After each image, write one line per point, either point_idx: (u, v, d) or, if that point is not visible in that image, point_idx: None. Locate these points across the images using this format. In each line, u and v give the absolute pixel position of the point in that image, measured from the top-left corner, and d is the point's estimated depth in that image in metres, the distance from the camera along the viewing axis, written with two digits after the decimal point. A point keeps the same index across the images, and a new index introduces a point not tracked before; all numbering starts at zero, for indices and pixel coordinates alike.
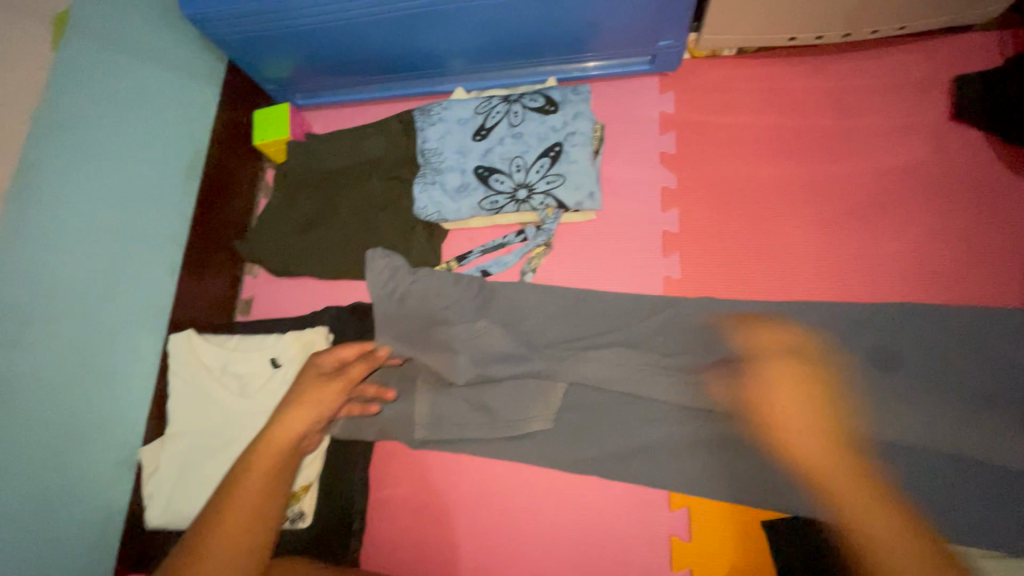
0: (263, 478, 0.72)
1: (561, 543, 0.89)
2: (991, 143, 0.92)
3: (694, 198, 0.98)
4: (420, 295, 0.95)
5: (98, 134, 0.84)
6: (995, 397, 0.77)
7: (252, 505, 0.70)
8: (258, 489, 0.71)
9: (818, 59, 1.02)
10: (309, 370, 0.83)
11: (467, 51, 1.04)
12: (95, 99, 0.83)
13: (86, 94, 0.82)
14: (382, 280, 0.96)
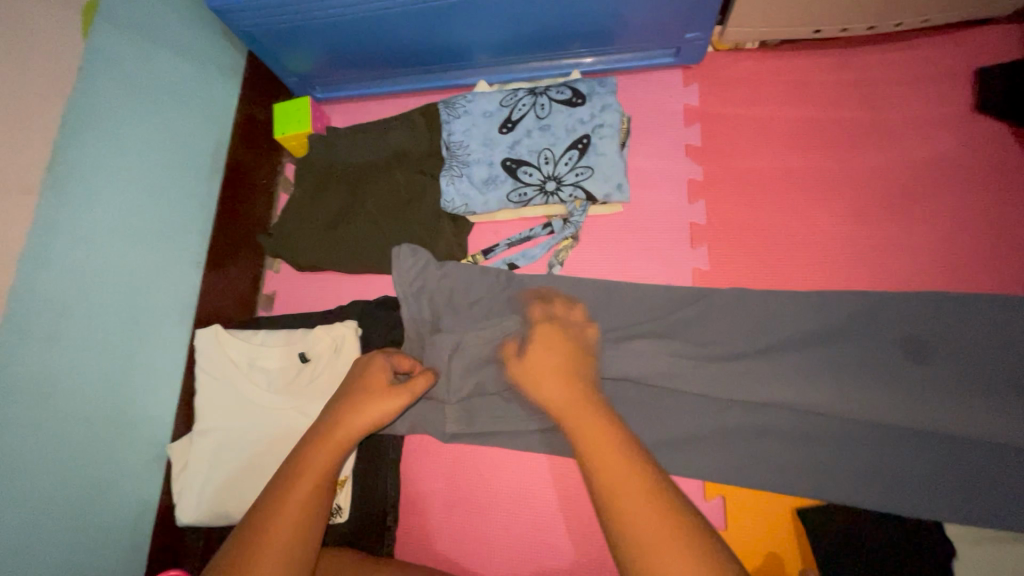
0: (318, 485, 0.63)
1: (595, 534, 0.89)
2: (1014, 134, 0.93)
3: (721, 190, 0.99)
4: (445, 289, 0.95)
5: (125, 126, 0.82)
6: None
7: (302, 514, 0.60)
8: (310, 497, 0.62)
9: (841, 51, 1.03)
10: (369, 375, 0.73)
11: (492, 44, 1.04)
12: (123, 90, 0.82)
13: (115, 86, 0.81)
14: (408, 274, 0.96)
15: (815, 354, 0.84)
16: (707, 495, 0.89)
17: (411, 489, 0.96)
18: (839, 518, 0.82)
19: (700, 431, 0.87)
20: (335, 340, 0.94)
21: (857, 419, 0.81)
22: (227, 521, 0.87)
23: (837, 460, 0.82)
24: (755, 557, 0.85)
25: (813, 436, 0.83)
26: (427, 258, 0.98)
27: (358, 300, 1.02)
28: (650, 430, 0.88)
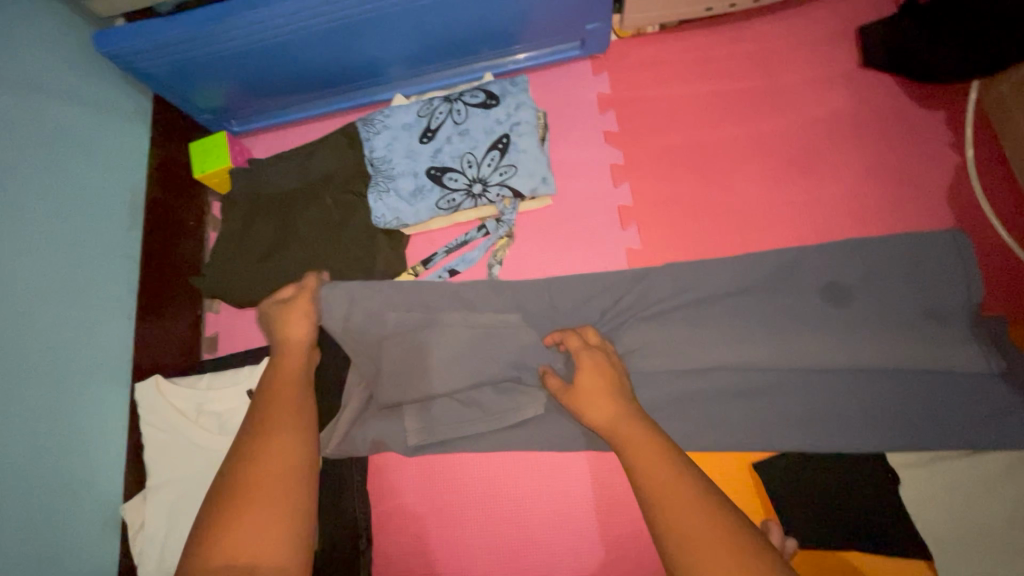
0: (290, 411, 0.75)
1: (569, 519, 0.91)
2: (899, 83, 1.00)
3: (641, 170, 1.02)
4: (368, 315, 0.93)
5: (29, 186, 0.79)
6: (941, 312, 0.83)
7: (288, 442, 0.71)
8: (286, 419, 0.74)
9: (735, 25, 1.08)
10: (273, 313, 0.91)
11: (403, 57, 1.05)
12: (23, 148, 0.79)
13: (14, 145, 0.78)
14: (340, 313, 0.93)
15: (749, 315, 0.88)
16: None
17: (382, 509, 0.96)
18: (794, 463, 0.85)
19: (655, 405, 0.89)
20: None
21: (795, 369, 0.85)
22: None
23: (782, 411, 0.85)
24: None
25: (760, 393, 0.87)
26: (340, 291, 0.93)
27: None
28: None
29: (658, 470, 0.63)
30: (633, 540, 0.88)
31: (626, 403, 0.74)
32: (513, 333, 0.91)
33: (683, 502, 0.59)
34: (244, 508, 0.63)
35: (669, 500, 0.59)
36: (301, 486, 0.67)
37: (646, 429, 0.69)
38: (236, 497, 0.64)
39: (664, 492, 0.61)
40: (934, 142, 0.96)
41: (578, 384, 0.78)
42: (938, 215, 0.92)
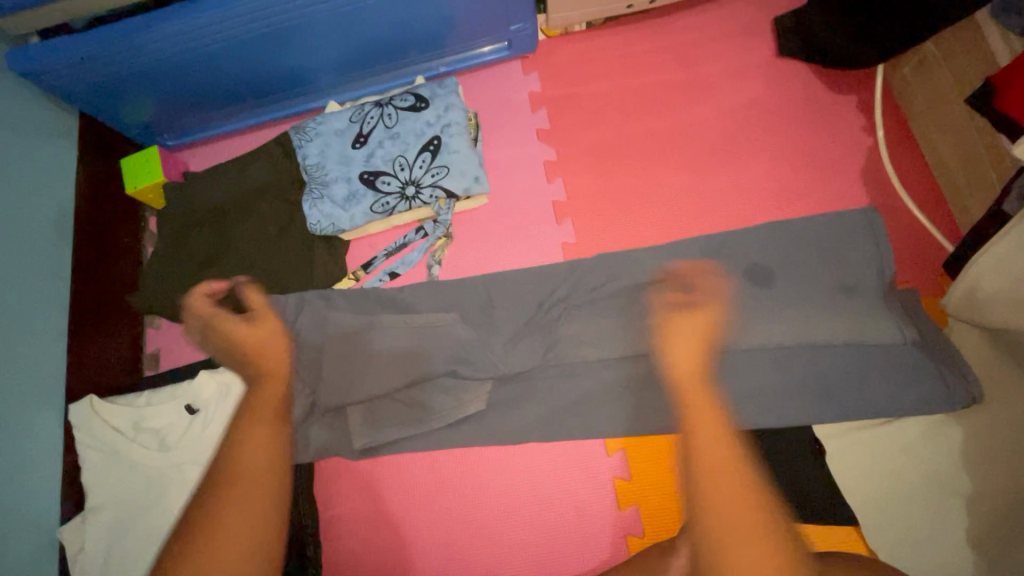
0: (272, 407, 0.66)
1: (516, 513, 0.90)
2: (813, 70, 1.04)
3: (573, 165, 1.04)
4: (321, 319, 0.96)
5: None
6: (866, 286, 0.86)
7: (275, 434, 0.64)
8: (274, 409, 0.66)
9: (657, 20, 1.11)
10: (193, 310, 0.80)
11: (333, 64, 1.06)
12: None
13: None
14: (285, 314, 0.97)
15: (681, 300, 0.90)
16: (609, 449, 0.91)
17: (330, 515, 0.95)
18: None
19: (594, 394, 0.91)
20: (222, 385, 0.91)
21: (725, 350, 0.88)
22: None
23: (715, 391, 0.88)
24: (664, 497, 0.88)
25: None
26: (286, 296, 0.98)
27: None
28: (548, 403, 0.91)
29: (727, 477, 0.70)
30: (579, 528, 0.89)
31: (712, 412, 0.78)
32: (451, 331, 0.93)
33: (743, 514, 0.68)
34: (227, 498, 0.58)
35: (722, 509, 0.68)
36: (270, 499, 0.59)
37: (723, 432, 0.75)
38: (224, 485, 0.59)
39: (718, 499, 0.69)
40: (848, 125, 1.00)
41: (672, 353, 0.84)
42: (854, 194, 0.96)
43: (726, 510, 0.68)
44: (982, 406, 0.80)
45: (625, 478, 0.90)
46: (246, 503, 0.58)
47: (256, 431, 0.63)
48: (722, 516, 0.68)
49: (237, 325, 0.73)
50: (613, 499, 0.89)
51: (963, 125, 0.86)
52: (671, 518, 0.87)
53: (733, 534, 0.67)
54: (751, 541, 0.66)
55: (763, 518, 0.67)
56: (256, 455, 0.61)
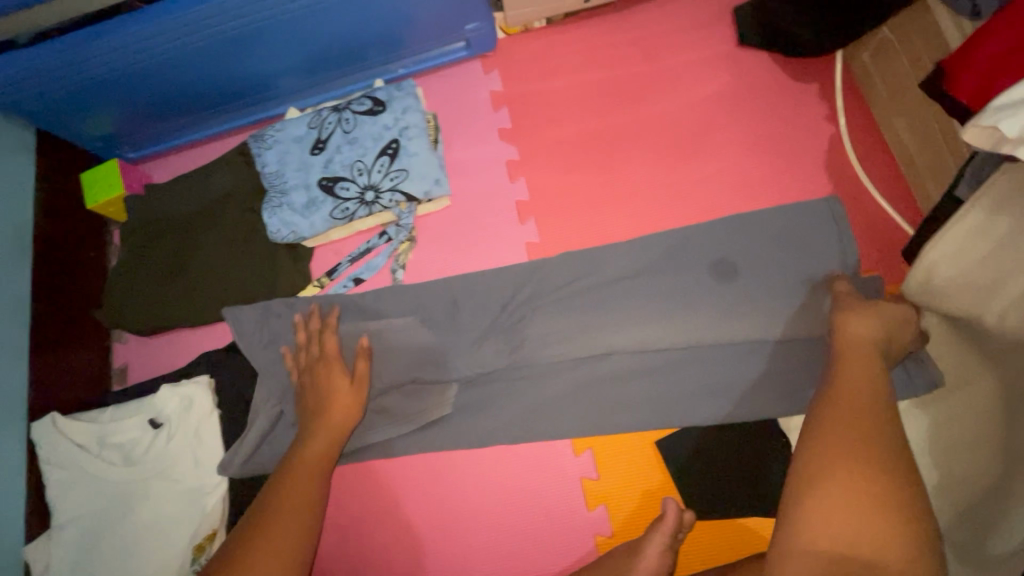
0: (314, 473, 0.80)
1: (486, 516, 0.89)
2: (775, 59, 1.03)
3: (536, 163, 1.03)
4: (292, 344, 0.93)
5: None
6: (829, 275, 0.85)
7: (313, 478, 0.80)
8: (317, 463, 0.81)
9: (618, 14, 1.10)
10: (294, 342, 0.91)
11: (290, 70, 1.05)
12: None
13: None
14: (249, 332, 0.95)
15: (644, 296, 0.89)
16: (577, 449, 0.90)
17: None
18: (693, 437, 0.87)
19: (560, 394, 0.90)
20: (185, 398, 0.90)
21: (690, 345, 0.87)
22: None
23: (681, 387, 0.87)
24: (632, 494, 0.87)
25: (660, 372, 0.88)
26: (251, 309, 0.96)
27: (207, 351, 0.99)
28: (515, 405, 0.90)
29: (861, 411, 0.60)
30: (549, 531, 0.88)
31: (872, 362, 0.67)
32: (412, 333, 0.91)
33: (847, 460, 0.56)
34: (266, 526, 0.74)
35: (834, 454, 0.57)
36: (304, 522, 0.76)
37: (875, 371, 0.66)
38: (263, 515, 0.75)
39: (824, 452, 0.58)
40: (811, 114, 0.99)
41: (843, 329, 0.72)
42: (817, 184, 0.95)
43: (831, 466, 0.56)
44: None
45: (593, 478, 0.88)
46: (284, 526, 0.74)
47: (309, 476, 0.80)
48: (829, 458, 0.57)
49: (342, 386, 0.86)
50: (582, 498, 0.88)
51: (922, 111, 0.86)
52: (640, 517, 0.86)
53: (845, 466, 0.56)
54: (849, 491, 0.54)
55: (881, 467, 0.55)
56: (296, 494, 0.77)
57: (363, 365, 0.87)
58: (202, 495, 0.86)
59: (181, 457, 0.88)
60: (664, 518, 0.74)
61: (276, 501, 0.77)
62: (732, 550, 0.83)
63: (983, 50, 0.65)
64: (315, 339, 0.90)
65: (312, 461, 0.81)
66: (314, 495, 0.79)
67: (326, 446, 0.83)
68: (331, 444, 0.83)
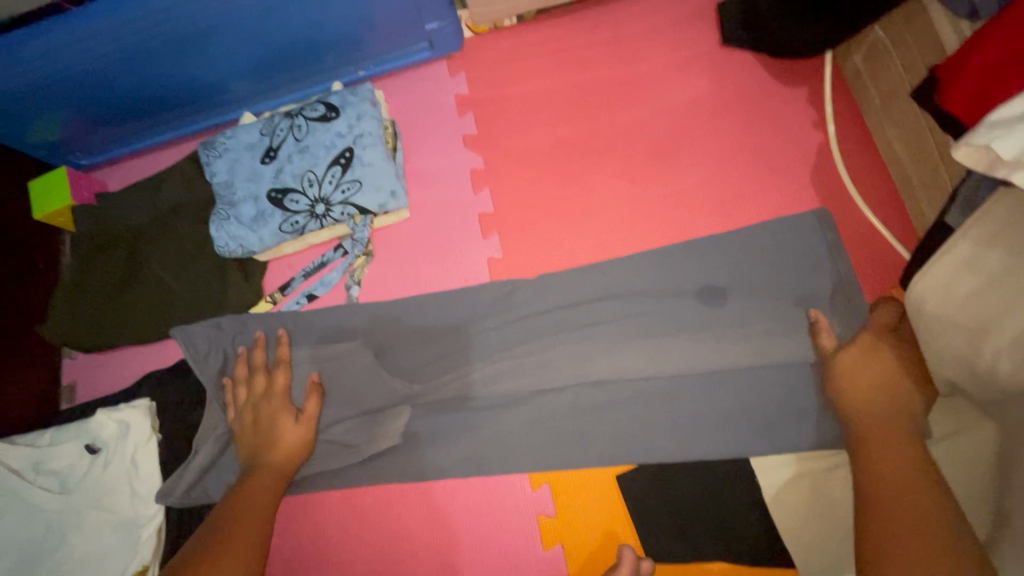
0: (261, 507, 0.77)
1: (437, 553, 0.84)
2: (759, 61, 0.95)
3: (502, 174, 0.97)
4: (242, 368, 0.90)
5: None
6: (835, 289, 0.79)
7: (260, 512, 0.77)
8: (268, 496, 0.79)
9: (591, 11, 1.02)
10: (241, 369, 0.89)
11: (243, 72, 0.99)
12: None
13: None
14: (201, 350, 0.90)
15: (611, 321, 0.83)
16: (534, 483, 0.84)
17: None
18: (656, 474, 0.81)
19: (519, 426, 0.84)
20: (123, 422, 0.86)
21: (656, 375, 0.81)
22: None
23: (646, 420, 0.81)
24: (589, 533, 0.81)
25: (626, 403, 0.82)
26: (205, 326, 0.92)
27: (154, 371, 0.95)
28: (472, 433, 0.85)
29: (897, 489, 0.58)
30: (501, 573, 0.82)
31: (902, 434, 0.64)
32: (356, 359, 0.87)
33: (897, 539, 0.54)
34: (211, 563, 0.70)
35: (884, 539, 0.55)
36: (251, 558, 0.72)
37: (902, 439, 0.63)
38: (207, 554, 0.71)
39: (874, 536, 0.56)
40: (797, 122, 0.91)
41: (849, 377, 0.71)
42: (801, 200, 0.88)
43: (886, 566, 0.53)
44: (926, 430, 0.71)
45: (551, 515, 0.83)
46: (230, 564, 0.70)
47: (254, 511, 0.76)
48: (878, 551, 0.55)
49: (286, 422, 0.83)
50: (538, 538, 0.82)
51: (917, 121, 0.78)
52: (599, 560, 0.80)
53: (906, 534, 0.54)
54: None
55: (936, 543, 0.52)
56: (242, 527, 0.74)
57: (313, 404, 0.84)
58: (135, 527, 0.83)
59: (116, 486, 0.84)
60: (616, 569, 0.68)
61: (220, 539, 0.73)
62: None
63: (982, 53, 0.57)
64: (263, 372, 0.87)
65: (256, 494, 0.78)
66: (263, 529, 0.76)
67: (270, 483, 0.80)
68: (276, 481, 0.80)
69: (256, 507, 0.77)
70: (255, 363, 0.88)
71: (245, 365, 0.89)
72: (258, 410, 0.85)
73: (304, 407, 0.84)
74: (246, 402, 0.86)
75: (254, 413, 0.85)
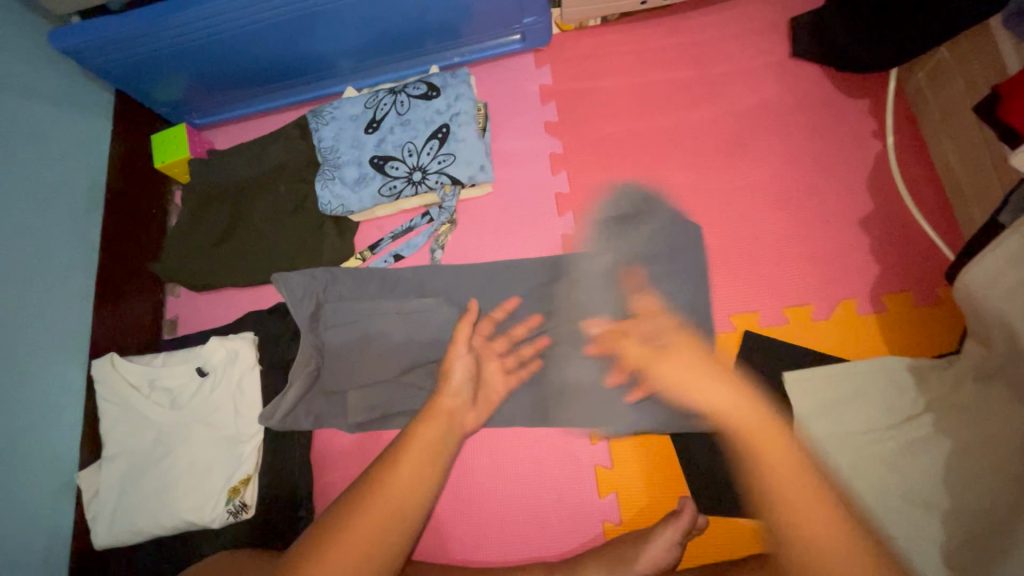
0: (417, 474, 0.73)
1: (500, 492, 0.93)
2: (826, 73, 1.03)
3: (579, 159, 1.06)
4: (339, 315, 0.98)
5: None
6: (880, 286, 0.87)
7: (416, 477, 0.73)
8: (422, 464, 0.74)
9: (672, 18, 1.11)
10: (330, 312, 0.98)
11: (352, 51, 1.09)
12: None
13: None
14: (297, 295, 0.99)
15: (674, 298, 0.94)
16: (594, 437, 0.93)
17: (326, 480, 0.99)
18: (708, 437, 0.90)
19: (583, 382, 0.93)
20: (230, 351, 0.97)
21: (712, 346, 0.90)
22: (141, 537, 0.90)
23: None
24: (641, 484, 0.90)
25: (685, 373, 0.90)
26: (301, 274, 1.00)
27: (254, 310, 1.06)
28: (540, 387, 0.95)
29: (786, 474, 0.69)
30: (556, 513, 0.91)
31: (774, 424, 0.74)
32: (437, 313, 0.96)
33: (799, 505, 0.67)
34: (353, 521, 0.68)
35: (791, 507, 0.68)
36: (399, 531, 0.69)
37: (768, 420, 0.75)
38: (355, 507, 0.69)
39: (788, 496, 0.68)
40: (857, 131, 0.99)
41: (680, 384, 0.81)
42: (855, 202, 0.96)
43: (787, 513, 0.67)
44: (953, 410, 0.78)
45: (606, 466, 0.91)
46: (372, 523, 0.68)
47: (400, 493, 0.71)
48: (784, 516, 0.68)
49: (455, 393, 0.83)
50: (594, 485, 0.91)
51: (975, 136, 0.86)
52: (649, 510, 0.89)
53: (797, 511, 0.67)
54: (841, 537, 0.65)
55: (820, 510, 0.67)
56: (394, 488, 0.71)
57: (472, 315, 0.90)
58: (236, 443, 0.93)
59: (221, 406, 0.95)
60: (678, 515, 0.81)
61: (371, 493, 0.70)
62: (734, 548, 0.86)
63: None
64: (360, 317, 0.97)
65: (400, 488, 0.71)
66: (414, 504, 0.71)
67: (411, 477, 0.73)
68: (426, 485, 0.73)
69: (410, 472, 0.73)
70: (347, 309, 0.98)
71: (333, 309, 0.98)
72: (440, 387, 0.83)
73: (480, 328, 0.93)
74: (334, 340, 0.97)
75: (346, 350, 0.96)
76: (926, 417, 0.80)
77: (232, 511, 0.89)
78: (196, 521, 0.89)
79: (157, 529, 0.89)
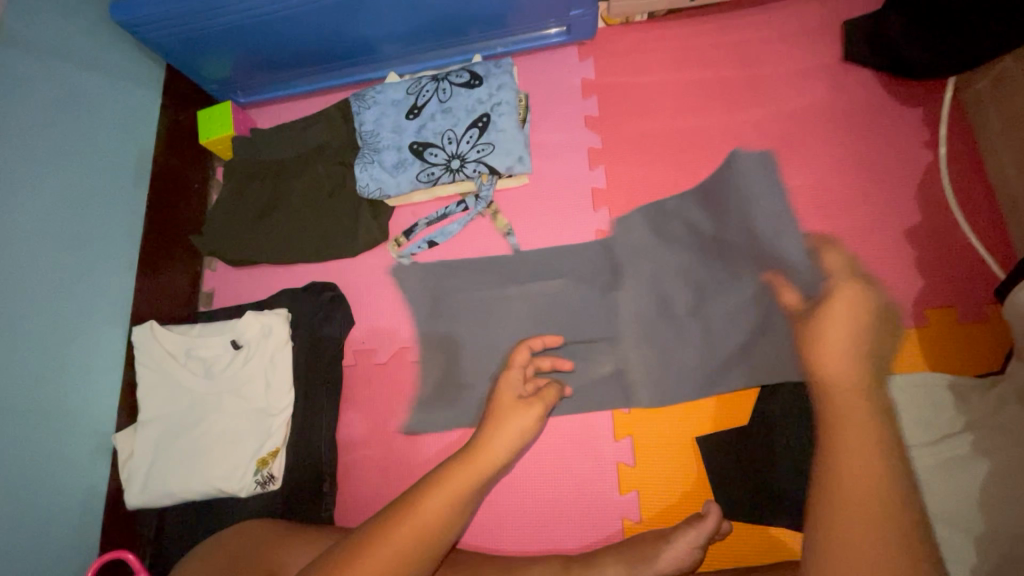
0: (425, 527, 0.68)
1: (521, 483, 0.94)
2: (878, 80, 1.00)
3: (618, 155, 1.05)
4: (392, 299, 1.05)
5: (52, 149, 0.89)
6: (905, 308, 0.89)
7: (426, 528, 0.68)
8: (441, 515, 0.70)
9: (721, 16, 1.09)
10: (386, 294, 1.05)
11: (397, 36, 1.09)
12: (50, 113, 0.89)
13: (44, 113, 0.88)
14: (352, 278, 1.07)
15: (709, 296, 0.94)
16: (617, 435, 0.92)
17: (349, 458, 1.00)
18: (732, 441, 0.89)
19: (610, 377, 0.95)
20: (264, 326, 1.00)
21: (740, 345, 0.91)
22: (172, 500, 0.93)
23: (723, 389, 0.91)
24: (663, 484, 0.90)
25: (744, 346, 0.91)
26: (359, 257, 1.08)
27: (287, 288, 1.08)
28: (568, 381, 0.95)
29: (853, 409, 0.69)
30: (577, 507, 0.91)
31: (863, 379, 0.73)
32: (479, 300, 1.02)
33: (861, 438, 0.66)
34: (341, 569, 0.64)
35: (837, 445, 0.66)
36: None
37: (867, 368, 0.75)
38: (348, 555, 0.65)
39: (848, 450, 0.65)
40: (907, 140, 0.97)
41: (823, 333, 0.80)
42: (900, 213, 0.93)
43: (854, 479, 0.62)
44: (1001, 431, 0.76)
45: (630, 465, 0.91)
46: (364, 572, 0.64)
47: (405, 541, 0.67)
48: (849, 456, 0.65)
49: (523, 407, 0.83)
50: (615, 482, 0.91)
51: None
52: (671, 512, 0.88)
53: (851, 482, 0.62)
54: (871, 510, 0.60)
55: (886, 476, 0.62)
56: (394, 537, 0.67)
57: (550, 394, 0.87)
58: (266, 416, 0.95)
59: (253, 378, 0.97)
60: (702, 519, 0.80)
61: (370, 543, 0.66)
62: (756, 556, 0.85)
63: None
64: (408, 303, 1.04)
65: (394, 555, 0.66)
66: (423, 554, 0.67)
67: (427, 526, 0.68)
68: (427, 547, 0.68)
69: (431, 518, 0.69)
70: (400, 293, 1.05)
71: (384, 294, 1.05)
72: (494, 436, 0.78)
73: (540, 391, 0.88)
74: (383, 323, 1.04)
75: (395, 331, 1.03)
76: (962, 438, 0.78)
77: (260, 481, 0.92)
78: (225, 488, 0.91)
79: (188, 494, 0.92)
